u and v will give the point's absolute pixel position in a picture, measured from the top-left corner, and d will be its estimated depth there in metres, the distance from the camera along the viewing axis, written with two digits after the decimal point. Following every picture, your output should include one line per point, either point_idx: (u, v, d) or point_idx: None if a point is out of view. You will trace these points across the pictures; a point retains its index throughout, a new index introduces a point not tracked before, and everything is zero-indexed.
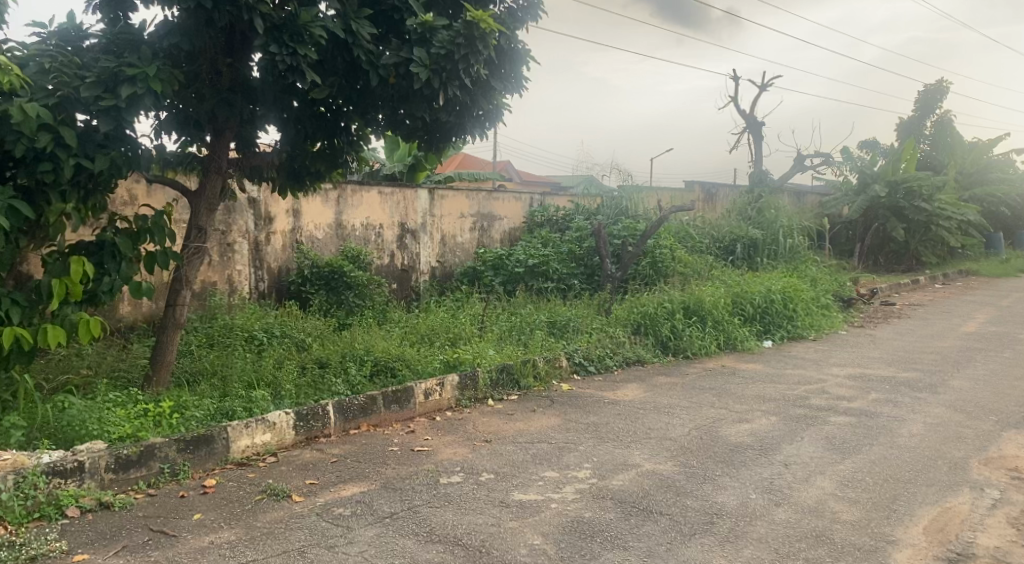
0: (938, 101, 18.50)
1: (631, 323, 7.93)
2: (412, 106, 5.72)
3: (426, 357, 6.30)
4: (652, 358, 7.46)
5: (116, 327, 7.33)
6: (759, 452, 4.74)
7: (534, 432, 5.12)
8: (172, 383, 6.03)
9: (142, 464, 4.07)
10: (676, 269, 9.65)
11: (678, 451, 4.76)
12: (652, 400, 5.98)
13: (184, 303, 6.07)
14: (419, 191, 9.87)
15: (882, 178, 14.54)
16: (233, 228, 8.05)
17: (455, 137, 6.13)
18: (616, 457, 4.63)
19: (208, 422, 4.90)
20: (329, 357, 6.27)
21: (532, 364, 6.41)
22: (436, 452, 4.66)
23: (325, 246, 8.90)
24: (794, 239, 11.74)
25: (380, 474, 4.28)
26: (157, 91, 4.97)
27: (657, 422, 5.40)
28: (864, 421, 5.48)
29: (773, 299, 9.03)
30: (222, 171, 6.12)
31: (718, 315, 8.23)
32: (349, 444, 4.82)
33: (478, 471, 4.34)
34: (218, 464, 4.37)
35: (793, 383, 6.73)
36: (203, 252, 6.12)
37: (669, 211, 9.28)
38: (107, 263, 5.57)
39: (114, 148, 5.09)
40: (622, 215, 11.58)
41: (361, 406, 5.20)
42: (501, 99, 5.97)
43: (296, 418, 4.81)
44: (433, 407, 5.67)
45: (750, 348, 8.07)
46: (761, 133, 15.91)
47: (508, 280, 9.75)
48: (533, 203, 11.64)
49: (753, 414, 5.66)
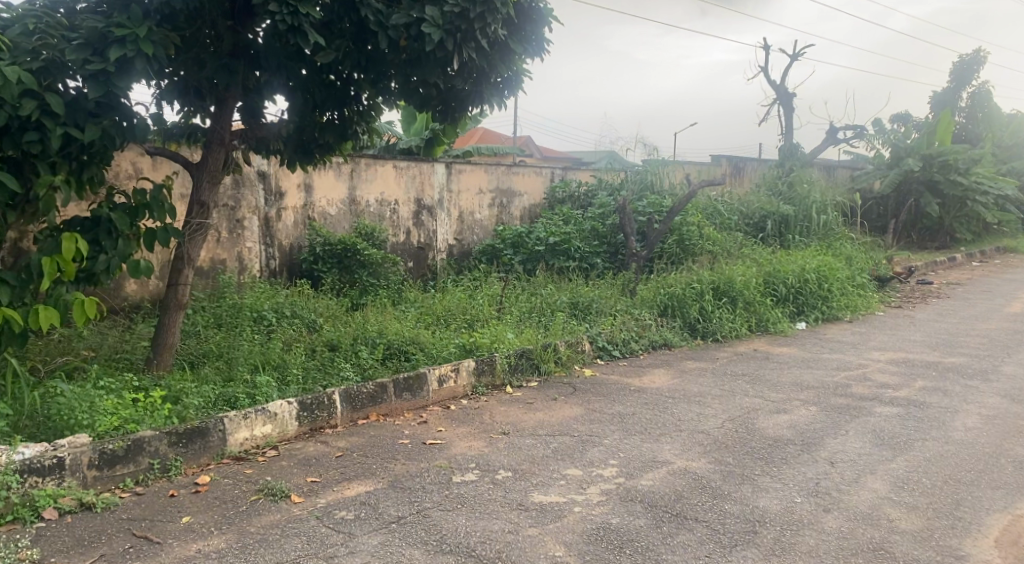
0: (975, 72, 17.63)
1: (657, 305, 7.51)
2: (425, 71, 5.34)
3: (442, 340, 5.95)
4: (681, 341, 7.04)
5: (120, 308, 7.04)
6: (802, 448, 4.35)
7: (556, 422, 4.75)
8: (176, 367, 5.72)
9: (129, 460, 3.74)
10: (705, 247, 9.19)
11: (713, 446, 4.37)
12: (681, 388, 5.60)
13: (187, 282, 5.75)
14: (435, 165, 9.48)
15: (916, 152, 13.99)
16: (242, 204, 7.69)
17: (471, 106, 5.73)
18: (645, 453, 4.25)
19: (208, 411, 4.59)
20: (340, 340, 5.94)
21: (553, 349, 6.04)
22: (450, 446, 4.31)
23: (338, 222, 8.54)
24: (827, 215, 11.21)
25: (388, 471, 3.94)
26: (148, 54, 4.60)
27: (687, 413, 5.01)
28: (913, 412, 5.07)
29: (807, 278, 8.56)
30: (225, 142, 5.75)
31: (750, 295, 7.79)
32: (357, 436, 4.48)
33: (495, 468, 3.98)
34: (214, 458, 4.04)
35: (832, 369, 6.32)
36: (205, 228, 5.77)
37: (697, 185, 8.81)
38: (102, 240, 5.25)
39: (106, 116, 4.75)
40: (647, 190, 11.11)
41: (369, 395, 4.85)
42: (521, 64, 5.59)
43: (300, 408, 4.48)
44: (447, 395, 5.32)
45: (783, 331, 7.66)
46: (791, 105, 15.31)
47: (528, 258, 9.37)
48: (553, 178, 11.22)
49: (791, 404, 5.26)
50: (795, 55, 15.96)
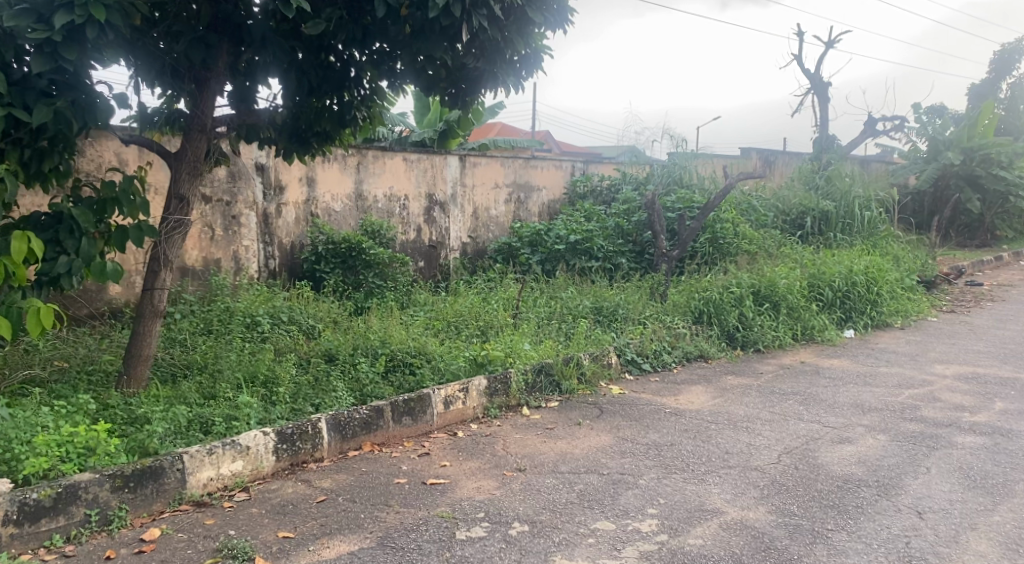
0: (1016, 62, 16.64)
1: (691, 312, 6.72)
2: (430, 46, 4.67)
3: (452, 351, 5.23)
4: (718, 353, 6.29)
5: (101, 313, 6.39)
6: (880, 492, 3.60)
7: (581, 456, 4.02)
8: (152, 380, 5.03)
9: (59, 512, 3.16)
10: (740, 246, 8.39)
11: (771, 489, 3.65)
12: (725, 411, 4.85)
13: (165, 286, 5.02)
14: (449, 157, 8.77)
15: (956, 145, 13.08)
16: (238, 199, 7.01)
17: (483, 87, 5.06)
18: (691, 499, 3.53)
19: (176, 439, 3.94)
20: (338, 350, 5.25)
21: (576, 363, 5.30)
22: (454, 489, 3.61)
23: (344, 219, 7.85)
24: (871, 211, 10.34)
25: (378, 524, 3.28)
26: (100, 19, 3.91)
27: (735, 443, 4.26)
28: (1001, 443, 4.30)
29: (855, 280, 7.74)
30: (207, 130, 4.99)
31: (794, 300, 7.00)
32: (345, 474, 3.79)
33: (508, 521, 3.30)
34: (169, 505, 3.43)
35: (893, 387, 5.53)
36: (186, 225, 5.03)
37: (733, 178, 7.97)
38: (63, 239, 4.55)
39: (60, 96, 4.09)
40: (676, 184, 10.30)
41: (363, 421, 4.16)
42: (541, 40, 4.93)
43: (278, 440, 3.79)
44: (454, 419, 4.62)
45: (830, 339, 6.90)
46: (827, 96, 14.44)
47: (547, 258, 8.62)
48: (574, 172, 10.48)
49: (853, 432, 4.51)
50: (830, 43, 15.05)
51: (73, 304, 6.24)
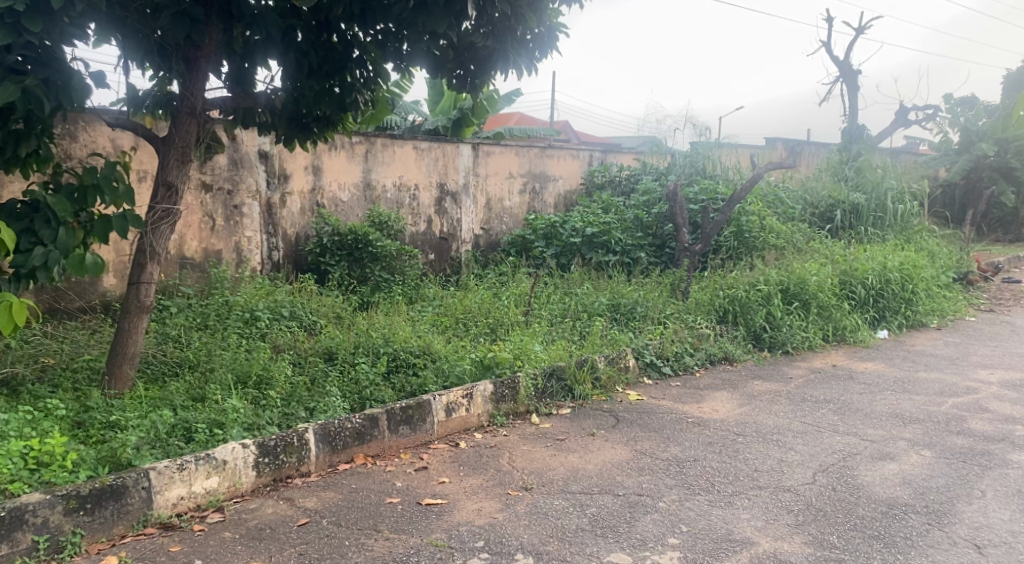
0: None
1: (715, 311, 6.28)
2: (435, 22, 4.28)
3: (457, 351, 4.86)
4: (744, 355, 5.88)
5: (93, 306, 6.05)
6: (930, 521, 3.21)
7: (595, 473, 3.64)
8: (139, 382, 4.65)
9: (3, 538, 2.86)
10: (767, 240, 7.95)
11: (808, 515, 3.26)
12: (752, 422, 4.44)
13: (153, 280, 4.63)
14: (461, 145, 8.38)
15: (990, 136, 12.52)
16: (240, 187, 6.65)
17: (493, 68, 4.68)
18: (716, 527, 3.15)
19: (154, 444, 3.50)
20: (339, 349, 4.87)
21: (590, 366, 4.91)
22: (452, 512, 3.25)
23: (350, 209, 7.48)
24: (904, 204, 9.87)
25: (364, 554, 2.96)
26: None
27: (765, 460, 3.86)
28: None
29: (889, 277, 7.28)
30: (197, 113, 4.62)
31: (825, 298, 6.56)
32: (333, 491, 3.45)
33: (511, 552, 2.97)
34: (131, 528, 3.13)
35: (935, 395, 5.10)
36: (174, 215, 4.65)
37: (761, 169, 7.51)
38: (38, 230, 4.15)
39: (30, 74, 3.71)
40: (699, 174, 9.84)
41: (355, 432, 3.80)
42: (555, 16, 4.54)
43: (259, 454, 3.46)
44: (457, 427, 4.25)
45: (862, 341, 6.47)
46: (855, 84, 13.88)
47: (562, 251, 8.23)
48: (591, 161, 10.07)
49: (895, 446, 4.09)
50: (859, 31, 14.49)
51: (64, 296, 5.91)
